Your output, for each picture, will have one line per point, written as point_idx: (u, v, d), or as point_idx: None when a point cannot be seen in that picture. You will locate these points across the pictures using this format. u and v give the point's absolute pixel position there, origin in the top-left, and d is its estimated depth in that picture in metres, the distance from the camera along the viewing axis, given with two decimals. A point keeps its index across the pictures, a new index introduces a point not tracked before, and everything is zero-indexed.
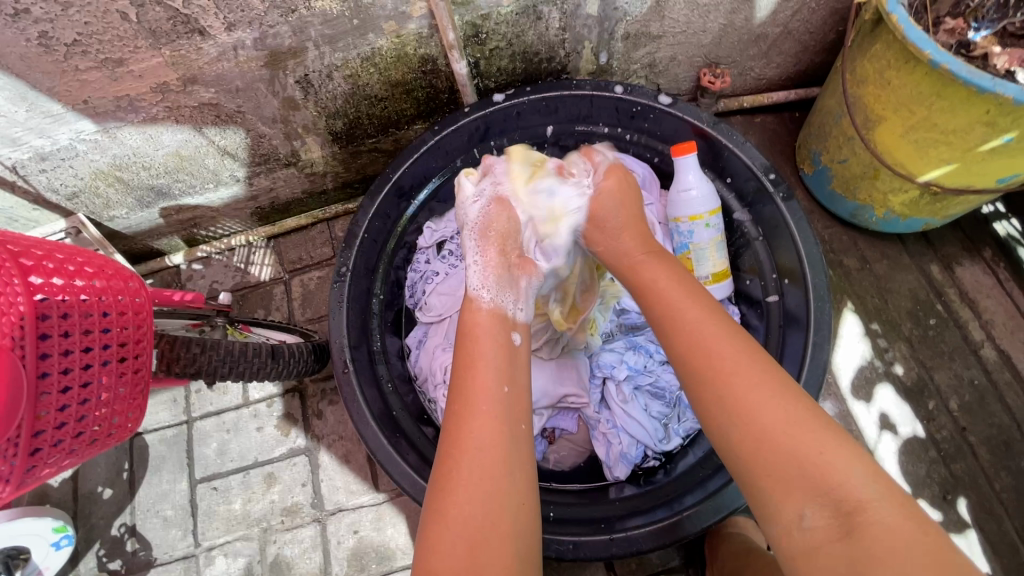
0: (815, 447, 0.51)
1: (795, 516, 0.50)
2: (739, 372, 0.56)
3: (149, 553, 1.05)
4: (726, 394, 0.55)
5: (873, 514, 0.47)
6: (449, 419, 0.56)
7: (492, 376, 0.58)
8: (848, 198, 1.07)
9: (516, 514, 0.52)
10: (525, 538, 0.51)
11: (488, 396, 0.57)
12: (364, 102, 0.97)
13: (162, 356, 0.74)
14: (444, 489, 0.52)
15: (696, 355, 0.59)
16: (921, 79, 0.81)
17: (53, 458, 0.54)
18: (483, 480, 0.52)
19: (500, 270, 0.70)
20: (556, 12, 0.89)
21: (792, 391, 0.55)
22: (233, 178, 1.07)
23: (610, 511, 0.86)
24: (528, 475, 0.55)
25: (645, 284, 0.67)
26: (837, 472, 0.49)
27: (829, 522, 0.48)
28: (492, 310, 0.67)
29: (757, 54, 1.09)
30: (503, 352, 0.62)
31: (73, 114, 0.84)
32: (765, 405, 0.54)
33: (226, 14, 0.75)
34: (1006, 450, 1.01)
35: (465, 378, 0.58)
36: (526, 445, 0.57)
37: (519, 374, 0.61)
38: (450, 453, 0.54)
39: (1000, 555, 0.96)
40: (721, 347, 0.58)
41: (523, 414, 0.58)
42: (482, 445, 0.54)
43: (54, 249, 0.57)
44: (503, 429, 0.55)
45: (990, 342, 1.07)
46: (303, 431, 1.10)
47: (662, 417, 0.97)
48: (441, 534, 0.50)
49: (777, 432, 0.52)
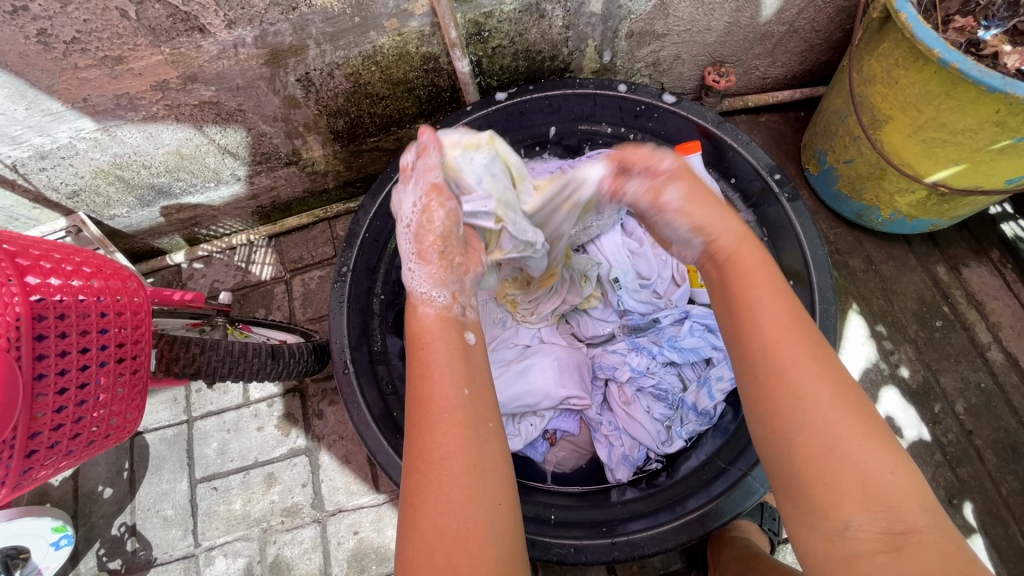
0: (881, 462, 0.45)
1: (839, 525, 0.45)
2: (815, 377, 0.48)
3: (149, 552, 1.05)
4: (790, 396, 0.47)
5: (923, 534, 0.44)
6: (409, 428, 0.52)
7: (450, 378, 0.54)
8: (854, 199, 1.06)
9: (492, 515, 0.49)
10: (506, 539, 0.49)
11: (448, 402, 0.52)
12: (365, 101, 0.96)
13: (162, 356, 0.73)
14: (415, 502, 0.49)
15: (765, 349, 0.49)
16: (930, 77, 0.80)
17: (50, 460, 0.53)
18: (454, 489, 0.49)
19: (434, 268, 0.64)
20: (559, 9, 0.88)
21: (865, 407, 0.48)
22: (234, 176, 1.06)
23: (612, 514, 0.85)
24: (497, 470, 0.52)
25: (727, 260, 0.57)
26: (894, 489, 0.45)
27: (875, 535, 0.44)
28: (435, 313, 0.61)
29: (762, 52, 1.08)
30: (458, 349, 0.57)
31: (73, 113, 0.83)
32: (838, 415, 0.46)
33: (226, 12, 0.75)
34: (1012, 453, 1.00)
35: (420, 388, 0.53)
36: (498, 440, 0.54)
37: (478, 370, 0.57)
38: (416, 466, 0.50)
39: (1007, 561, 0.94)
40: (795, 346, 0.49)
41: (489, 409, 0.54)
42: (448, 456, 0.50)
43: (52, 248, 0.56)
44: (468, 434, 0.51)
45: (998, 344, 1.06)
46: (304, 431, 1.09)
47: (665, 419, 0.96)
48: (418, 545, 0.48)
49: (844, 442, 0.46)
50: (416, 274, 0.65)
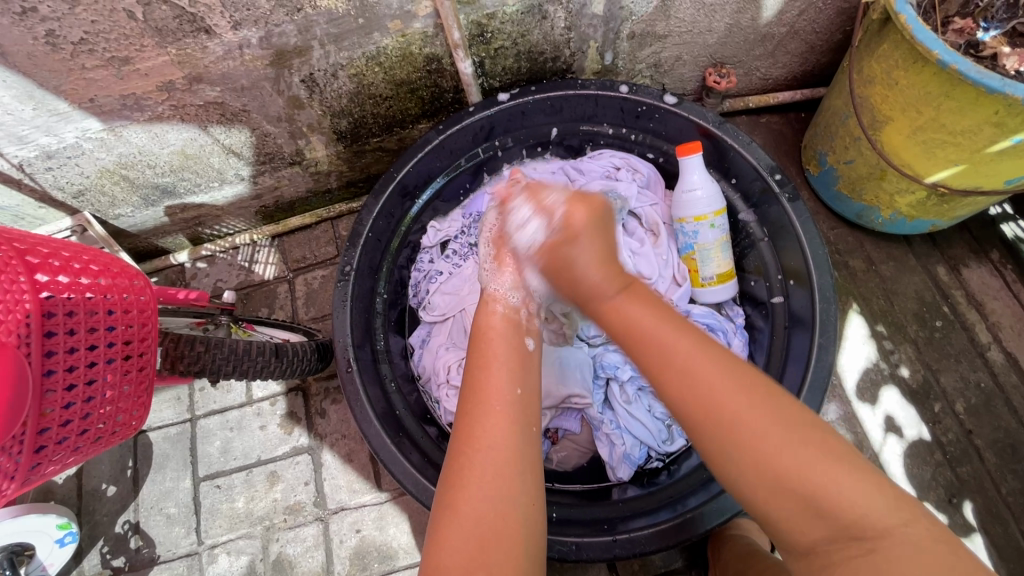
0: (813, 460, 0.50)
1: (796, 526, 0.50)
2: (747, 409, 0.52)
3: (152, 550, 1.05)
4: (733, 436, 0.52)
5: (892, 538, 0.47)
6: (462, 420, 0.57)
7: (504, 379, 0.58)
8: (854, 199, 1.07)
9: (525, 510, 0.52)
10: (533, 534, 0.52)
11: (500, 396, 0.57)
12: (368, 101, 0.97)
13: (167, 355, 0.73)
14: (456, 484, 0.53)
15: (681, 385, 0.55)
16: (929, 79, 0.80)
17: (57, 456, 0.54)
18: (489, 482, 0.52)
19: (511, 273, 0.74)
20: (561, 11, 0.89)
21: (801, 422, 0.52)
22: (237, 177, 1.07)
23: (613, 512, 0.86)
24: (534, 474, 0.55)
25: (623, 318, 0.61)
26: (855, 501, 0.48)
27: (846, 548, 0.48)
28: (504, 315, 0.68)
29: (763, 54, 1.09)
30: (516, 354, 0.63)
31: (79, 113, 0.84)
32: (775, 440, 0.51)
33: (232, 13, 0.76)
34: (1012, 453, 1.00)
35: (477, 378, 0.59)
36: (534, 448, 0.57)
37: (531, 376, 0.61)
38: (464, 451, 0.54)
39: (1006, 559, 0.95)
40: (721, 387, 0.54)
41: (533, 415, 0.58)
42: (493, 447, 0.54)
43: (60, 246, 0.57)
44: (514, 429, 0.55)
45: (998, 345, 1.06)
46: (306, 430, 1.10)
47: (665, 418, 0.97)
48: (451, 528, 0.51)
49: (792, 468, 0.50)
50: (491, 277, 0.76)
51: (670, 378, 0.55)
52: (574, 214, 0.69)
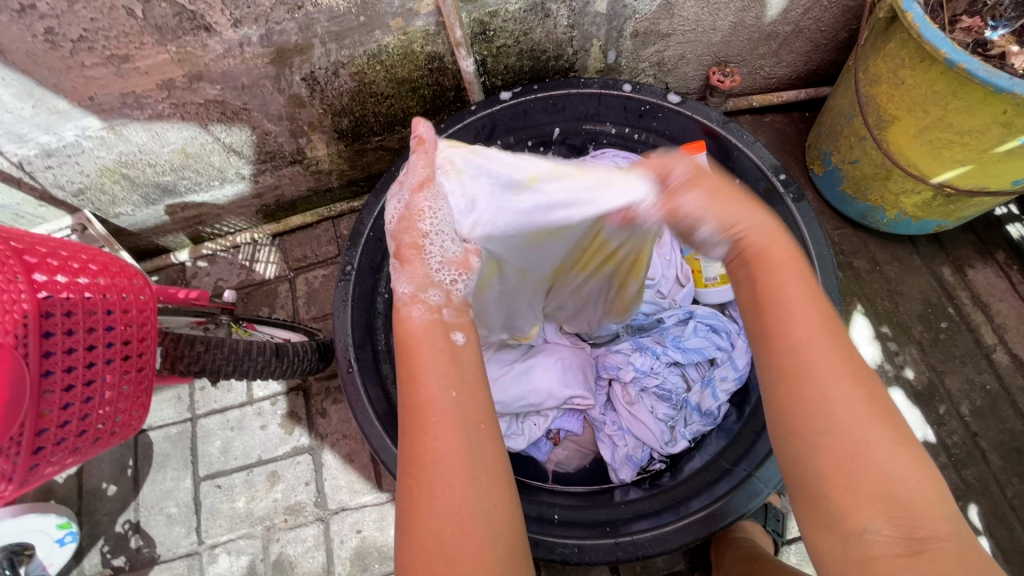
0: (897, 462, 0.45)
1: (858, 526, 0.44)
2: (836, 368, 0.47)
3: (152, 549, 1.05)
4: (816, 391, 0.47)
5: (945, 539, 0.43)
6: (405, 435, 0.51)
7: (437, 384, 0.52)
8: (859, 199, 1.06)
9: (489, 515, 0.48)
10: (508, 545, 0.48)
11: (436, 406, 0.51)
12: (369, 100, 0.96)
13: (167, 354, 0.72)
14: (411, 506, 0.49)
15: (797, 352, 0.48)
16: (936, 78, 0.79)
17: (56, 457, 0.53)
18: (449, 494, 0.48)
19: (415, 267, 0.60)
20: (564, 9, 0.88)
21: (882, 405, 0.47)
22: (238, 175, 1.06)
23: (616, 514, 0.85)
24: (496, 473, 0.51)
25: (766, 261, 0.53)
26: (922, 501, 0.44)
27: (892, 539, 0.43)
28: (423, 315, 0.58)
29: (767, 53, 1.08)
30: (445, 355, 0.55)
31: (79, 111, 0.84)
32: (865, 430, 0.45)
33: (232, 11, 0.75)
34: (1018, 456, 0.99)
35: (409, 392, 0.52)
36: (493, 444, 0.52)
37: (468, 372, 0.55)
38: (408, 470, 0.50)
39: (1013, 563, 0.94)
40: (833, 350, 0.48)
41: (481, 410, 0.53)
42: (439, 461, 0.49)
43: (58, 246, 0.56)
44: (458, 435, 0.50)
45: (1003, 346, 1.06)
46: (307, 430, 1.09)
47: (669, 420, 0.95)
48: (417, 553, 0.47)
49: (873, 447, 0.45)
50: (398, 277, 0.61)
51: (792, 340, 0.48)
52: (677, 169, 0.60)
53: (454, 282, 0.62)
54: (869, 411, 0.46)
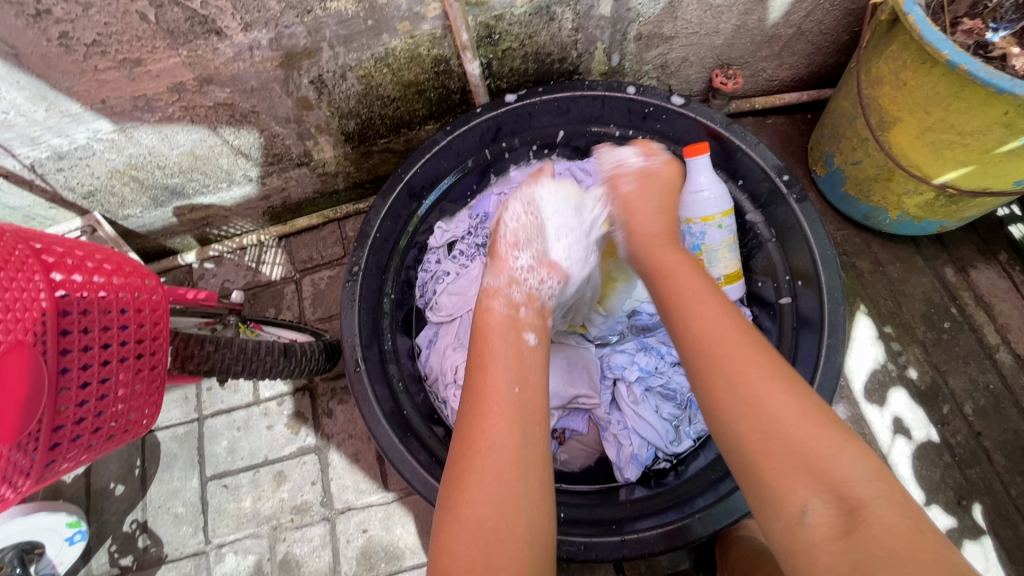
0: (820, 440, 0.52)
1: (798, 512, 0.51)
2: (753, 360, 0.59)
3: (160, 549, 1.06)
4: (742, 392, 0.56)
5: (874, 509, 0.49)
6: (464, 422, 0.59)
7: (503, 379, 0.61)
8: (861, 200, 1.07)
9: (528, 513, 0.54)
10: (539, 537, 0.54)
11: (499, 396, 0.59)
12: (376, 102, 0.97)
13: (176, 353, 0.73)
14: (459, 487, 0.55)
15: (700, 341, 0.62)
16: (937, 80, 0.80)
17: (71, 453, 0.54)
18: (494, 482, 0.54)
19: (502, 267, 0.78)
20: (569, 12, 0.89)
21: (790, 380, 0.57)
22: (246, 177, 1.07)
23: (621, 512, 0.86)
24: (536, 470, 0.57)
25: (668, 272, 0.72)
26: (848, 472, 0.51)
27: (830, 518, 0.49)
28: (502, 312, 0.71)
29: (770, 55, 1.09)
30: (515, 351, 0.65)
31: (91, 114, 0.85)
32: (777, 399, 0.55)
33: (243, 15, 0.76)
34: (1021, 455, 1.00)
35: (478, 380, 0.62)
36: (540, 445, 0.59)
37: (532, 374, 0.64)
38: (463, 454, 0.57)
39: (1017, 563, 0.94)
40: (736, 338, 0.61)
41: (536, 414, 0.60)
42: (493, 447, 0.56)
43: (74, 245, 0.57)
44: (514, 428, 0.57)
45: (1006, 346, 1.06)
46: (314, 430, 1.10)
47: (674, 419, 0.97)
48: (457, 532, 0.53)
49: (788, 421, 0.54)
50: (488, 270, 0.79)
51: (692, 326, 0.63)
52: (662, 167, 0.89)
53: (539, 284, 0.78)
54: (781, 390, 0.56)
